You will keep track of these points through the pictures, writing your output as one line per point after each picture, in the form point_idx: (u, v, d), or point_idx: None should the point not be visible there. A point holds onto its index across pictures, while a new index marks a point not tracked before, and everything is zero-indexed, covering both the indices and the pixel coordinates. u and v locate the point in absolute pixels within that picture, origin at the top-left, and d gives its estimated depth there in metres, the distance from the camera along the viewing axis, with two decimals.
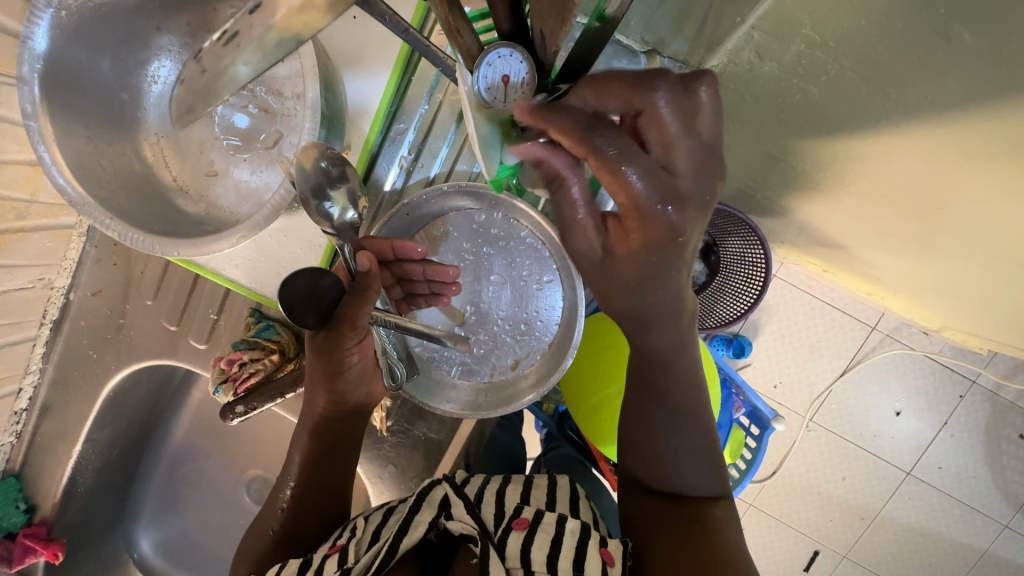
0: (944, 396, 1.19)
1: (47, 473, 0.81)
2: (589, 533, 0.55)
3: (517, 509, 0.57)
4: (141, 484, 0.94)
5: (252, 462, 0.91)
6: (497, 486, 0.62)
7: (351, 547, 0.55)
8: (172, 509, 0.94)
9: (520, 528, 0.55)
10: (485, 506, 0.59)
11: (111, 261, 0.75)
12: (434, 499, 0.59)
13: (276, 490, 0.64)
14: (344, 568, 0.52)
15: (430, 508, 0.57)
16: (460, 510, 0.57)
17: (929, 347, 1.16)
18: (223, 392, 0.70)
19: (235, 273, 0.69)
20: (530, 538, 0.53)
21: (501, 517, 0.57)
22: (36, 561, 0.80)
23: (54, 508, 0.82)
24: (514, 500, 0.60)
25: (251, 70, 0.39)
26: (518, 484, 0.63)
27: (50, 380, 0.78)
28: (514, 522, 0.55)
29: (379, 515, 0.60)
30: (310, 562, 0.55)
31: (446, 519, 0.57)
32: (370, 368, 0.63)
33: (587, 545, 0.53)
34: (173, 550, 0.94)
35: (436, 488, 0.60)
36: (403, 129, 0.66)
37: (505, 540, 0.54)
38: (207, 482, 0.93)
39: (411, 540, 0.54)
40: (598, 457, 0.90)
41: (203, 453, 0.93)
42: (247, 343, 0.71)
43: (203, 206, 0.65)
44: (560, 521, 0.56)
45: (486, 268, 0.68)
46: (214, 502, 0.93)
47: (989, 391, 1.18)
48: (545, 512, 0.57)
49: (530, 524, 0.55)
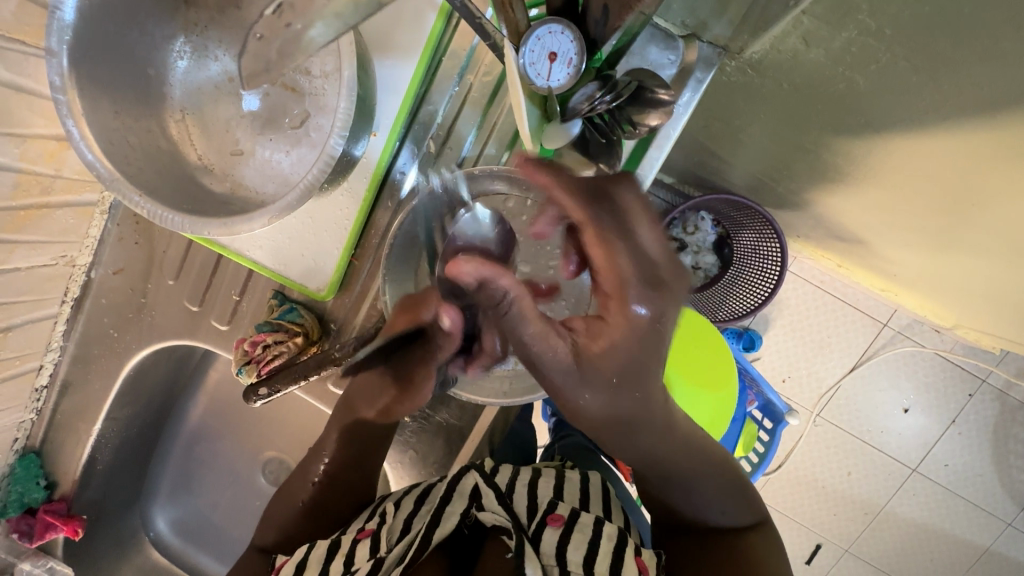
0: (953, 395, 1.19)
1: (67, 450, 0.81)
2: (625, 542, 0.55)
3: (551, 505, 0.58)
4: (159, 463, 0.94)
5: (267, 444, 0.91)
6: (528, 478, 0.63)
7: (382, 532, 0.56)
8: (188, 489, 0.95)
9: (556, 524, 0.56)
10: (517, 498, 0.59)
11: (133, 240, 0.74)
12: (465, 490, 0.59)
13: (309, 463, 0.67)
14: (376, 559, 0.52)
15: (461, 499, 0.57)
16: (491, 501, 0.57)
17: (941, 345, 1.16)
18: (246, 373, 0.70)
19: (259, 254, 0.68)
20: (566, 537, 0.54)
21: (534, 512, 0.58)
22: (57, 537, 0.81)
23: (75, 485, 0.82)
24: (546, 496, 0.60)
25: (338, 21, 0.53)
26: (550, 478, 0.64)
27: (71, 358, 0.78)
28: (549, 518, 0.56)
29: (409, 500, 0.60)
30: (339, 546, 0.56)
31: (478, 510, 0.56)
32: (427, 391, 0.67)
33: (625, 550, 0.54)
34: (189, 528, 0.95)
35: (466, 476, 0.60)
36: (433, 110, 0.65)
37: (540, 535, 0.54)
38: (222, 463, 0.94)
39: (443, 531, 0.54)
40: (613, 448, 0.90)
41: (218, 434, 0.93)
42: (271, 325, 0.70)
43: (229, 185, 0.64)
44: (597, 525, 0.56)
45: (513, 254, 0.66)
46: (228, 483, 0.94)
47: (998, 390, 1.18)
48: (581, 513, 0.57)
49: (565, 522, 0.56)
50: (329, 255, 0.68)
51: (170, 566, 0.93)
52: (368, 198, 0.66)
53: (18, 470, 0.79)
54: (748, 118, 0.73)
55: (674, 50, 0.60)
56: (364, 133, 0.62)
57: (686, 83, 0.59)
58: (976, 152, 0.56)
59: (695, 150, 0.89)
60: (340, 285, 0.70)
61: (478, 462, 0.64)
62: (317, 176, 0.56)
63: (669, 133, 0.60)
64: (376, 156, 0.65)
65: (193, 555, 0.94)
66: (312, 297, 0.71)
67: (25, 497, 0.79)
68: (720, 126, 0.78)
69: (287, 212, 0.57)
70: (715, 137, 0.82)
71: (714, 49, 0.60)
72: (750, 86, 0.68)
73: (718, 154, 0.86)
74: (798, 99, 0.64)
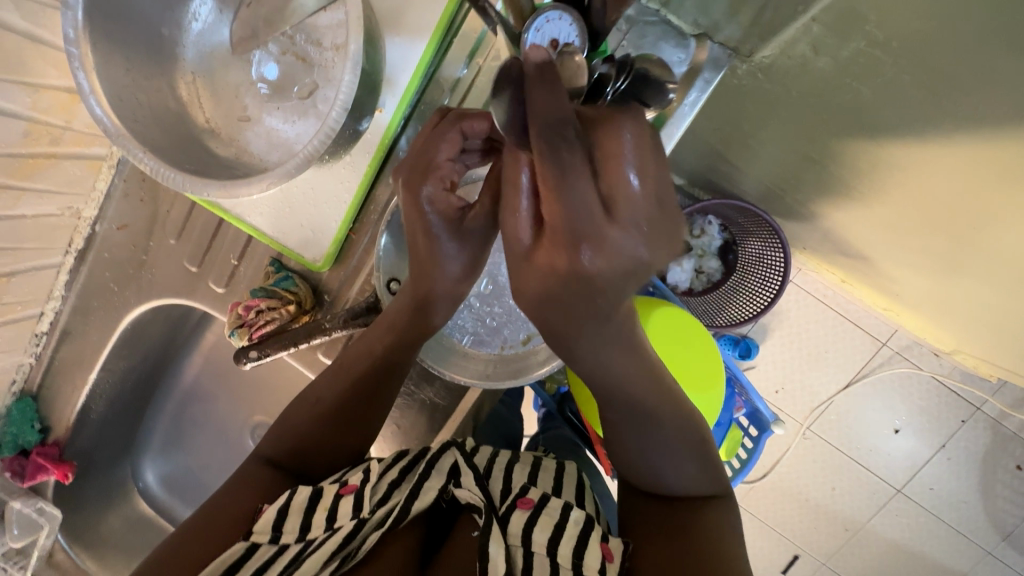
0: (946, 420, 1.18)
1: (64, 396, 0.84)
2: (592, 526, 0.56)
3: (524, 488, 0.60)
4: (153, 417, 0.97)
5: (258, 408, 0.94)
6: (507, 461, 0.65)
7: (365, 490, 0.57)
8: (178, 445, 0.98)
9: (525, 507, 0.57)
10: (493, 480, 0.61)
11: (138, 197, 0.75)
12: (444, 467, 0.60)
13: (324, 391, 0.64)
14: (358, 519, 0.53)
15: (440, 476, 0.59)
16: (469, 481, 0.59)
17: (937, 368, 1.15)
18: (238, 336, 0.71)
19: (259, 220, 0.69)
20: (534, 518, 0.55)
21: (507, 493, 0.59)
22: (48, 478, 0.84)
23: (68, 430, 0.85)
24: (522, 480, 0.62)
25: None
26: (526, 464, 0.65)
27: (71, 307, 0.80)
28: (520, 500, 0.58)
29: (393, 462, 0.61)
30: (319, 499, 0.56)
31: (455, 487, 0.59)
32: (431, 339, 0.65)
33: (590, 534, 0.55)
34: (176, 484, 0.98)
35: (446, 454, 0.62)
36: (439, 91, 0.65)
37: (509, 516, 0.56)
38: (212, 423, 0.96)
39: (421, 505, 0.56)
40: (597, 441, 0.91)
41: (212, 394, 0.96)
42: (266, 291, 0.70)
43: (233, 149, 0.65)
44: (566, 509, 0.57)
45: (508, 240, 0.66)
46: (217, 443, 0.96)
47: (992, 419, 1.17)
48: (552, 498, 0.58)
49: (535, 506, 0.57)
50: (329, 225, 0.69)
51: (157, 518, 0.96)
52: (370, 174, 0.67)
53: (14, 411, 0.83)
54: (758, 124, 0.73)
55: (684, 49, 0.60)
56: (367, 112, 0.63)
57: (693, 83, 0.60)
58: (976, 173, 0.56)
59: (704, 154, 0.89)
60: (335, 259, 0.71)
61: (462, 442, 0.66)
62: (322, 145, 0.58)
63: (672, 131, 0.61)
64: (380, 135, 0.66)
65: (178, 510, 0.97)
66: (308, 267, 0.72)
67: (20, 438, 0.83)
68: (729, 130, 0.78)
69: (287, 179, 0.58)
70: (726, 142, 0.82)
71: (725, 51, 0.60)
72: (759, 92, 0.67)
73: (726, 159, 0.86)
74: (808, 107, 0.64)
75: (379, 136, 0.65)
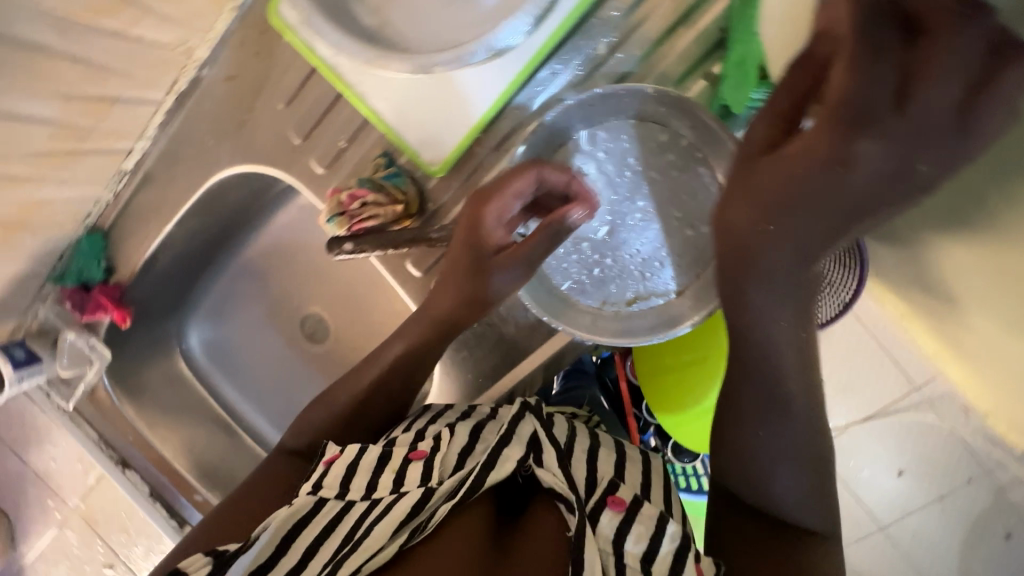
0: (952, 475, 1.13)
1: (134, 241, 0.82)
2: (689, 544, 0.49)
3: (611, 483, 0.54)
4: (210, 281, 0.97)
5: (314, 299, 0.95)
6: (587, 445, 0.59)
7: (435, 460, 0.54)
8: (227, 314, 0.99)
9: (616, 508, 0.51)
10: (576, 464, 0.55)
11: (254, 49, 0.70)
12: (524, 436, 0.55)
13: (386, 346, 0.64)
14: (426, 489, 0.51)
15: (519, 445, 0.54)
16: (550, 460, 0.53)
17: (962, 425, 1.10)
18: (335, 224, 0.66)
19: (381, 105, 0.64)
20: (626, 525, 0.49)
21: (592, 486, 0.53)
22: (104, 318, 0.84)
23: (133, 276, 0.84)
24: (606, 471, 0.56)
25: None
26: (610, 452, 0.60)
27: (160, 152, 0.76)
28: (610, 499, 0.52)
29: (466, 430, 0.58)
30: (388, 459, 0.55)
31: (535, 463, 0.53)
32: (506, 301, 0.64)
33: (686, 556, 0.48)
34: (218, 352, 1.01)
35: (524, 424, 0.56)
36: (616, 11, 0.59)
37: (597, 515, 0.50)
38: (264, 300, 0.97)
39: (495, 479, 0.51)
40: (631, 406, 0.92)
41: (271, 271, 0.95)
42: (374, 184, 0.65)
43: (378, 20, 0.60)
44: (662, 519, 0.49)
45: (643, 190, 0.61)
46: (266, 320, 0.98)
47: (998, 485, 1.11)
48: (646, 502, 0.51)
49: (627, 507, 0.51)
50: (456, 128, 0.63)
51: (195, 377, 1.00)
52: (517, 82, 0.60)
53: (82, 244, 0.81)
54: None
55: None
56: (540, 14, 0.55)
57: None
58: None
59: None
60: (453, 166, 0.66)
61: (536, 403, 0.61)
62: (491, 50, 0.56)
63: None
64: (542, 42, 0.58)
65: (219, 377, 1.01)
66: (421, 168, 0.66)
67: (84, 271, 0.81)
68: None
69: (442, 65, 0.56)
70: None
71: None
72: None
73: None
74: None
75: (541, 42, 0.58)
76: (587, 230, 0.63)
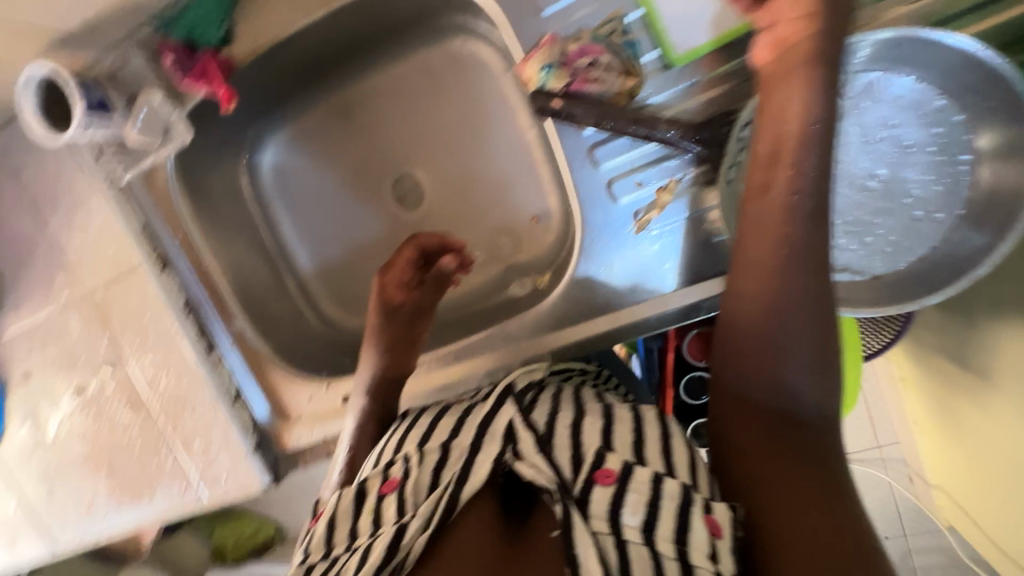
0: (871, 525, 1.17)
1: (266, 16, 0.70)
2: (692, 500, 0.44)
3: (599, 453, 0.48)
4: (310, 100, 0.86)
5: (416, 163, 0.86)
6: (572, 417, 0.52)
7: (405, 487, 0.50)
8: (311, 144, 0.89)
9: (606, 482, 0.46)
10: (560, 440, 0.50)
11: None
12: (498, 431, 0.51)
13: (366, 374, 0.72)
14: (398, 526, 0.47)
15: (495, 442, 0.50)
16: (527, 448, 0.49)
17: (903, 489, 1.16)
18: (551, 77, 0.58)
19: None
20: (619, 498, 0.45)
21: (580, 463, 0.48)
22: (203, 92, 0.71)
23: (248, 58, 0.72)
24: (595, 440, 0.50)
25: None
26: (599, 415, 0.53)
27: None
28: (598, 474, 0.47)
29: (433, 444, 0.53)
30: (364, 500, 0.51)
31: (513, 458, 0.49)
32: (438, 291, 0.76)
33: (690, 512, 0.44)
34: (285, 179, 0.90)
35: (499, 419, 0.53)
36: None
37: (588, 495, 0.46)
38: (360, 144, 0.88)
39: (469, 489, 0.48)
40: (671, 384, 0.82)
41: (384, 115, 0.86)
42: (611, 43, 0.56)
43: None
44: (658, 483, 0.45)
45: (886, 159, 0.57)
46: (352, 167, 0.88)
47: (905, 551, 1.16)
48: (638, 469, 0.47)
49: (617, 479, 0.46)
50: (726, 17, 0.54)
51: (252, 199, 0.90)
52: None
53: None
54: None
55: None
56: None
57: None
58: None
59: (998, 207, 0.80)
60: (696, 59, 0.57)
61: (514, 386, 0.57)
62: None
63: None
64: None
65: (278, 204, 0.91)
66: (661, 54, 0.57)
67: (199, 27, 0.68)
68: None
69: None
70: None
71: None
72: None
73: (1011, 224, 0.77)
74: None
75: None
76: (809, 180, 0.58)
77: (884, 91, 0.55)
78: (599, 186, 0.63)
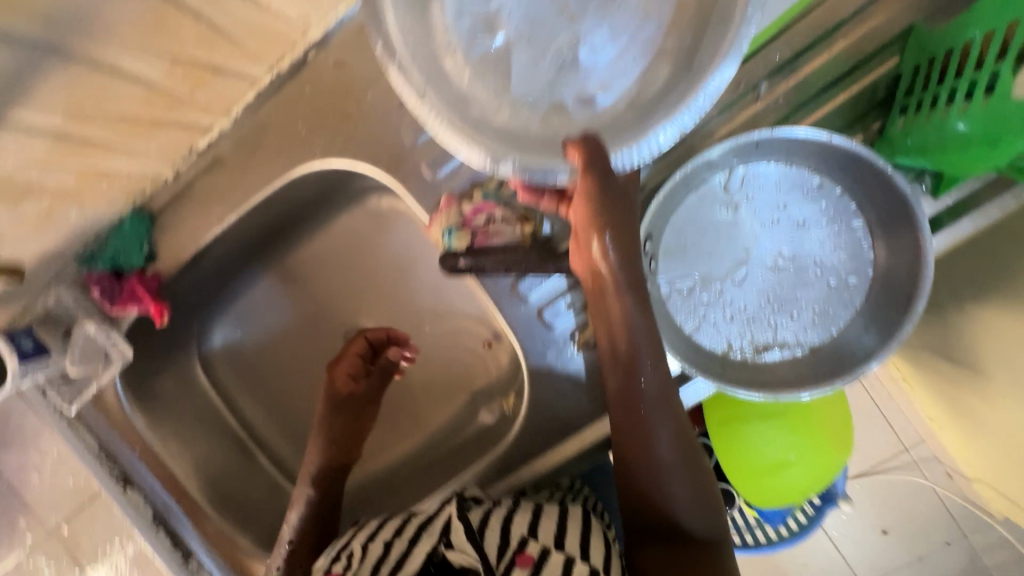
0: (928, 537, 1.08)
1: (185, 230, 0.72)
2: None
3: (523, 539, 0.59)
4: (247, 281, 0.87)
5: (362, 313, 0.88)
6: (506, 512, 0.62)
7: None
8: (256, 320, 0.89)
9: (524, 565, 0.57)
10: (491, 537, 0.59)
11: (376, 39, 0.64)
12: (435, 527, 0.62)
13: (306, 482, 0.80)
14: None
15: (431, 538, 0.61)
16: (459, 539, 0.59)
17: (947, 488, 1.07)
18: (454, 237, 0.60)
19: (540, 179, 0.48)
20: None
21: (506, 547, 0.59)
22: (134, 311, 0.74)
23: (175, 270, 0.74)
24: (520, 530, 0.60)
25: None
26: (528, 508, 0.63)
27: (240, 136, 0.69)
28: (518, 557, 0.57)
29: (376, 543, 0.63)
30: None
31: (446, 546, 0.60)
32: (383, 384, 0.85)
33: None
34: (238, 359, 0.89)
35: (442, 515, 0.62)
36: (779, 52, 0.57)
37: None
38: (305, 308, 0.88)
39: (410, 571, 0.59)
40: None
41: (321, 277, 0.87)
42: (502, 196, 0.60)
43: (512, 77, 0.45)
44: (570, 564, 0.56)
45: (788, 236, 0.59)
46: (302, 331, 0.89)
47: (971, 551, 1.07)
48: (552, 551, 0.57)
49: (534, 561, 0.57)
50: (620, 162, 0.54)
51: (210, 388, 0.88)
52: None
53: (124, 226, 0.70)
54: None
55: None
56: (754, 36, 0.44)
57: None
58: None
59: None
60: None
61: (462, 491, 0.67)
62: (620, 165, 0.47)
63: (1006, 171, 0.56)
64: None
65: (235, 383, 0.90)
66: None
67: (120, 256, 0.71)
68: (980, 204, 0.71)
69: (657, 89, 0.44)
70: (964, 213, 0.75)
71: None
72: None
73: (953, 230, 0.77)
74: None
75: None
76: (721, 269, 0.60)
77: (764, 177, 0.59)
78: (530, 317, 0.65)
